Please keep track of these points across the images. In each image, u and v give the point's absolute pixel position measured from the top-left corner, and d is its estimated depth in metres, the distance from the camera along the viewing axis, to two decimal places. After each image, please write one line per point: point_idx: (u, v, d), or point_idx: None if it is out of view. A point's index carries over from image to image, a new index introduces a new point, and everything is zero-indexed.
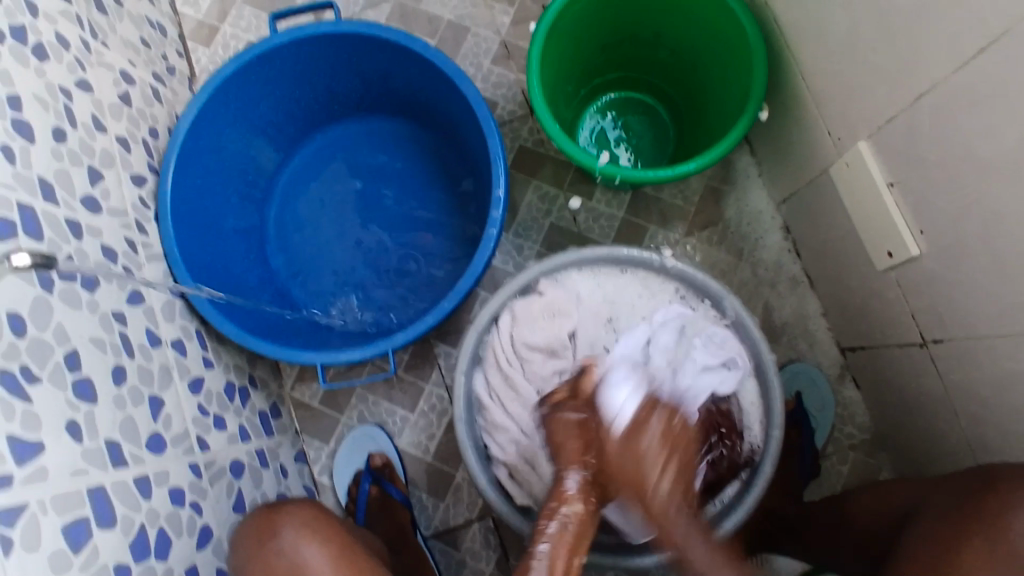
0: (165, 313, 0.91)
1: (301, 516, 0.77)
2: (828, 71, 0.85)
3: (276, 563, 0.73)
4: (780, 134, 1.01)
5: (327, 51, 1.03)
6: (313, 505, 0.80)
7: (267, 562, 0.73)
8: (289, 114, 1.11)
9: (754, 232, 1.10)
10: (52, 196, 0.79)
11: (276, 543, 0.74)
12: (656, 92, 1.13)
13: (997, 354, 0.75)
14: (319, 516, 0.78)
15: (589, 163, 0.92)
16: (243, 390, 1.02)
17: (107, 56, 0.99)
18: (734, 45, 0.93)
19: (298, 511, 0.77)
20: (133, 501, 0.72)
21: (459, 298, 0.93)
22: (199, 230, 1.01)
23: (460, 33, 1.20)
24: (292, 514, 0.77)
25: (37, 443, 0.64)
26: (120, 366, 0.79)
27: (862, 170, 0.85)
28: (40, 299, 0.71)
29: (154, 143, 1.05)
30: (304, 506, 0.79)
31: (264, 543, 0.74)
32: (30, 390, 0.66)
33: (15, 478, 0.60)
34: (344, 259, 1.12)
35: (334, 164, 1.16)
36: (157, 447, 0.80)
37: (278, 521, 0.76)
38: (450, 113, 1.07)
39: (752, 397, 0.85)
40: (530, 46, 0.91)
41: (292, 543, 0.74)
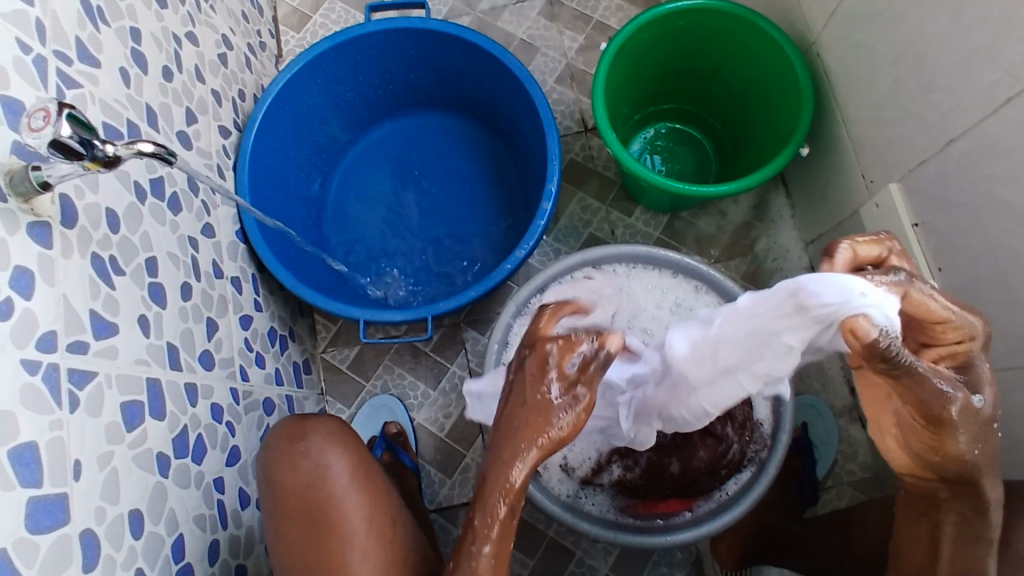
0: (229, 250, 0.99)
1: (328, 427, 0.81)
2: (866, 117, 0.93)
3: (302, 463, 0.77)
4: (816, 174, 1.08)
5: (411, 44, 1.13)
6: (338, 419, 0.84)
7: (296, 463, 0.77)
8: (365, 98, 1.20)
9: (781, 268, 1.16)
10: (154, 122, 0.87)
11: (303, 446, 0.78)
12: (703, 125, 1.21)
13: (1000, 388, 0.79)
14: (343, 429, 0.82)
15: (639, 172, 0.99)
16: (283, 338, 1.08)
17: (214, 19, 1.09)
18: (783, 84, 1.01)
19: (326, 423, 0.82)
20: (180, 403, 0.79)
21: (500, 278, 1.00)
22: (269, 186, 1.09)
23: (530, 51, 1.30)
24: (321, 423, 0.81)
25: (113, 325, 0.71)
26: (187, 284, 0.86)
27: (891, 212, 0.91)
28: (133, 206, 0.79)
29: (241, 103, 1.14)
30: (330, 420, 0.83)
31: (294, 444, 0.78)
32: (115, 280, 0.73)
33: (90, 347, 0.67)
34: (391, 237, 1.20)
35: (396, 151, 1.25)
36: (207, 363, 0.86)
37: (306, 429, 0.80)
38: (512, 113, 1.15)
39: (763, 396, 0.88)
40: (599, 63, 1.00)
41: (317, 447, 0.78)
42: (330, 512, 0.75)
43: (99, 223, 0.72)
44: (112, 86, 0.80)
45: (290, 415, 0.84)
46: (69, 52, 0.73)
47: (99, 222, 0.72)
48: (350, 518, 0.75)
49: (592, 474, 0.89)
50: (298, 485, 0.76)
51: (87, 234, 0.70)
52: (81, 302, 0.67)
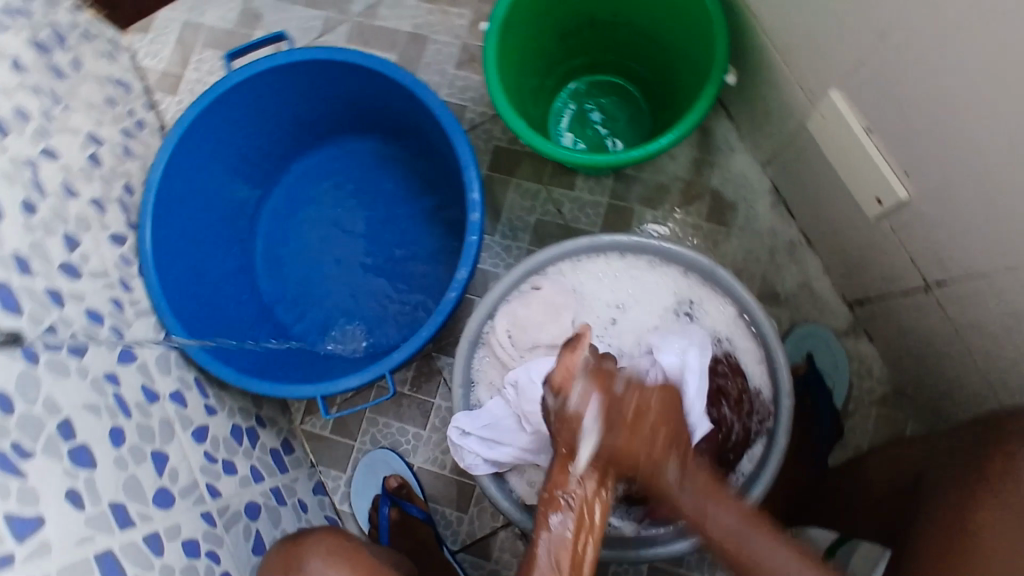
0: (160, 365, 0.92)
1: (323, 545, 0.77)
2: (784, 25, 0.82)
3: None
4: (753, 93, 0.98)
5: (286, 82, 1.02)
6: (335, 532, 0.80)
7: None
8: (261, 150, 1.11)
9: (743, 199, 1.07)
10: (27, 268, 0.79)
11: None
12: (622, 70, 1.10)
13: (1001, 290, 0.72)
14: (340, 544, 0.78)
15: (558, 154, 0.89)
16: (251, 430, 1.02)
17: (72, 120, 1.00)
18: (688, 10, 0.90)
19: (320, 540, 0.78)
20: (144, 560, 0.73)
21: (448, 309, 0.92)
22: (186, 279, 1.01)
23: (420, 42, 1.18)
24: (315, 543, 0.77)
25: (38, 517, 0.65)
26: (117, 427, 0.79)
27: (838, 121, 0.81)
28: (24, 373, 0.71)
29: (131, 199, 1.05)
30: (324, 534, 0.79)
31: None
32: (25, 466, 0.66)
33: (16, 557, 0.61)
34: (332, 288, 1.12)
35: (312, 194, 1.16)
36: (165, 502, 0.80)
37: (301, 555, 0.76)
38: (415, 123, 1.05)
39: (755, 360, 0.82)
40: (483, 47, 0.89)
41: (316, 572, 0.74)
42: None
43: None
44: None
45: (280, 540, 0.80)
46: None
47: None
48: None
49: None
50: None
51: None
52: None
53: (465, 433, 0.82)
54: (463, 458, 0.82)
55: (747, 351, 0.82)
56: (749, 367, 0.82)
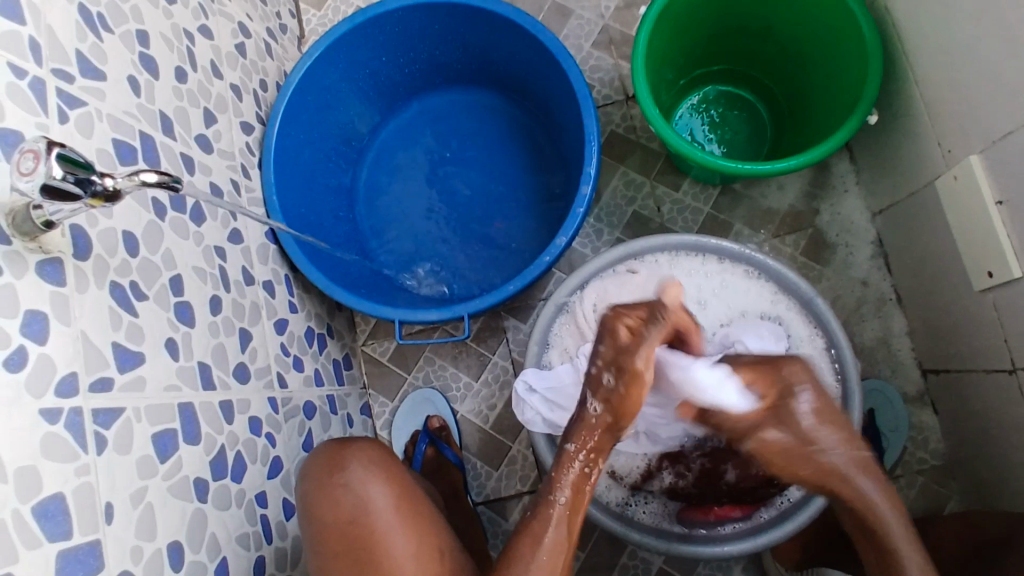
0: (259, 254, 0.96)
1: (370, 455, 0.78)
2: (942, 79, 0.82)
3: (343, 498, 0.74)
4: (886, 140, 0.98)
5: (435, 19, 1.05)
6: (378, 444, 0.81)
7: (337, 498, 0.74)
8: (392, 78, 1.14)
9: (844, 242, 1.07)
10: (170, 130, 0.84)
11: (343, 478, 0.75)
12: (756, 87, 1.11)
13: None
14: (384, 457, 0.79)
15: (684, 150, 0.91)
16: (321, 337, 1.06)
17: (229, 7, 1.04)
18: (846, 44, 0.90)
19: (367, 450, 0.79)
20: (216, 423, 0.77)
21: (538, 271, 0.94)
22: (297, 181, 1.05)
23: (565, 15, 1.20)
24: (362, 452, 0.78)
25: (138, 354, 0.69)
26: (216, 297, 0.84)
27: (973, 185, 0.81)
28: (152, 224, 0.76)
29: (263, 94, 1.10)
30: (371, 445, 0.80)
31: (333, 476, 0.76)
32: (138, 306, 0.71)
33: (115, 383, 0.65)
34: (424, 225, 1.15)
35: (427, 133, 1.19)
36: (242, 377, 0.84)
37: (348, 460, 0.77)
38: (545, 89, 1.07)
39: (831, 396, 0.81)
40: (638, 30, 0.91)
41: (359, 478, 0.76)
42: (375, 551, 0.72)
43: (116, 248, 0.70)
44: (120, 98, 0.76)
45: (328, 441, 0.81)
46: (70, 68, 0.69)
47: (116, 247, 0.70)
48: (394, 550, 0.72)
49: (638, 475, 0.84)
50: (341, 520, 0.74)
51: (104, 263, 0.67)
52: (102, 336, 0.65)
53: (531, 389, 0.84)
54: (523, 412, 0.85)
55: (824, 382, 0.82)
56: None
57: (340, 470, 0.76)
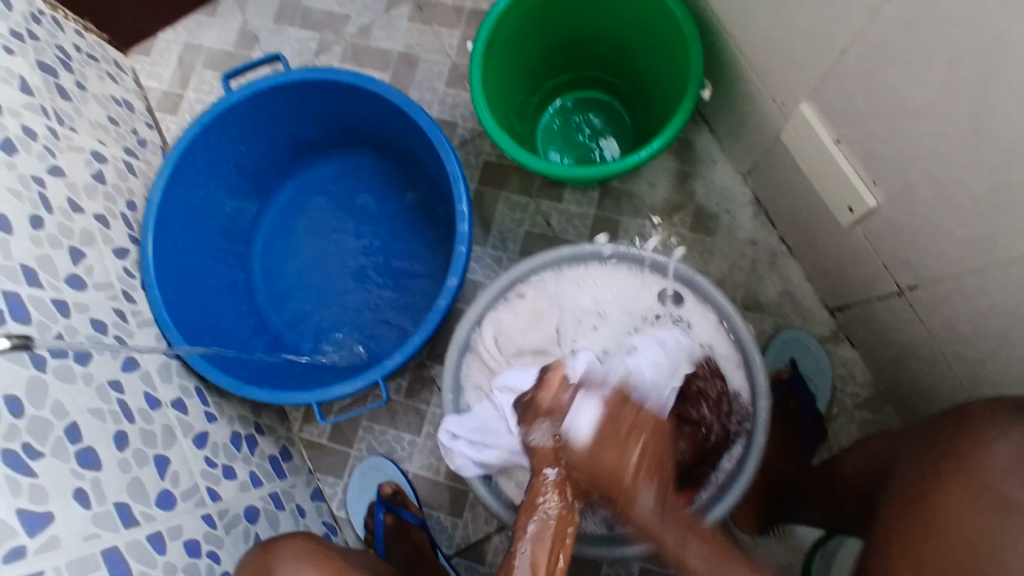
0: (161, 374, 0.95)
1: (294, 550, 0.81)
2: (756, 43, 0.86)
3: None
4: (731, 107, 1.02)
5: (281, 101, 1.06)
6: (305, 538, 0.84)
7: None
8: (258, 166, 1.15)
9: (726, 210, 1.11)
10: (36, 280, 0.83)
11: None
12: (606, 86, 1.14)
13: (967, 291, 0.75)
14: (310, 549, 0.81)
15: (543, 168, 0.93)
16: (250, 438, 1.05)
17: (77, 140, 1.04)
18: (666, 31, 0.94)
19: (291, 546, 0.81)
20: (148, 558, 0.76)
21: (438, 317, 0.95)
22: (186, 291, 1.05)
23: (413, 62, 1.23)
24: (285, 550, 0.80)
25: (48, 513, 0.69)
26: (121, 432, 0.82)
27: (810, 132, 0.85)
28: (34, 379, 0.75)
29: (133, 215, 1.09)
30: (294, 540, 0.82)
31: None
32: (35, 466, 0.70)
33: (29, 548, 0.65)
34: (328, 299, 1.15)
35: (308, 209, 1.20)
36: (167, 503, 0.83)
37: (272, 561, 0.79)
38: (408, 139, 1.09)
39: (734, 363, 0.85)
40: (470, 67, 0.93)
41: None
42: None
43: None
44: None
45: (252, 547, 0.83)
46: None
47: None
48: None
49: None
50: None
51: None
52: (4, 506, 0.65)
53: (455, 436, 0.85)
54: (453, 460, 0.84)
55: (725, 353, 0.85)
56: (729, 372, 0.85)
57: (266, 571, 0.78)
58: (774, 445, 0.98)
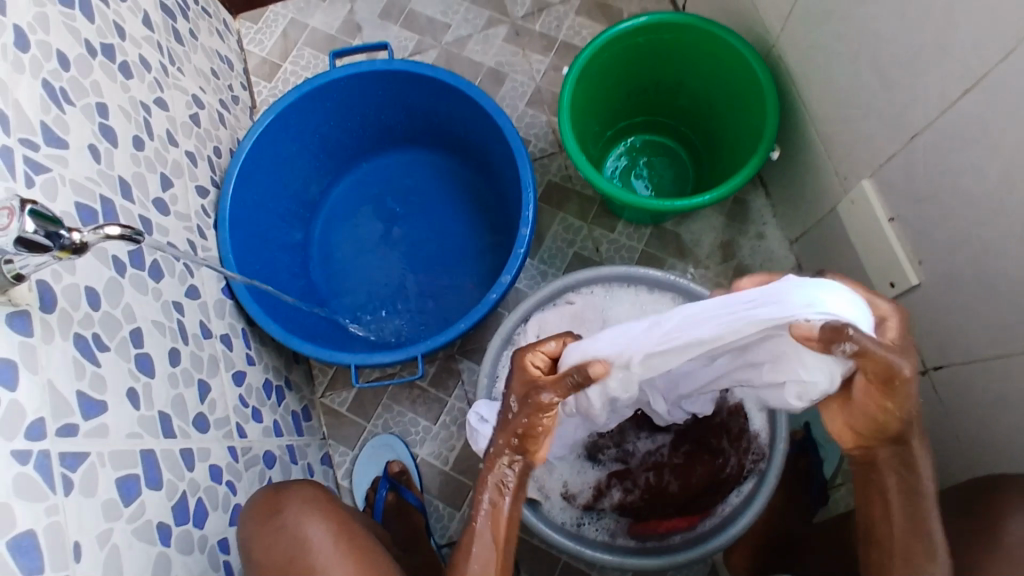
0: (216, 309, 1.00)
1: (302, 496, 0.81)
2: (830, 117, 0.93)
3: (278, 538, 0.76)
4: (791, 174, 1.08)
5: (377, 85, 1.14)
6: (316, 487, 0.84)
7: (272, 537, 0.77)
8: (341, 141, 1.22)
9: (767, 270, 1.17)
10: (129, 194, 0.89)
11: (279, 519, 0.78)
12: (677, 134, 1.21)
13: (991, 377, 0.79)
14: (319, 497, 0.81)
15: (612, 192, 0.99)
16: (279, 389, 1.09)
17: (183, 81, 1.11)
18: (747, 91, 1.01)
19: (299, 491, 0.82)
20: (177, 470, 0.79)
21: (486, 309, 1.00)
22: (252, 240, 1.10)
23: (499, 78, 1.31)
24: (295, 495, 0.81)
25: (101, 403, 0.72)
26: (175, 349, 0.87)
27: (866, 206, 0.91)
28: (112, 280, 0.79)
29: (217, 160, 1.15)
30: (306, 488, 0.83)
31: (269, 519, 0.78)
32: (100, 357, 0.74)
33: (81, 430, 0.68)
34: (377, 276, 1.21)
35: (376, 191, 1.26)
36: (202, 427, 0.86)
37: (281, 503, 0.79)
38: (485, 144, 1.16)
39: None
40: (563, 88, 1.00)
41: (294, 518, 0.78)
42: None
43: (79, 302, 0.73)
44: (83, 165, 0.81)
45: (262, 490, 0.83)
46: (36, 138, 0.74)
47: (78, 301, 0.73)
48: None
49: (590, 497, 0.90)
50: (279, 559, 0.75)
51: (68, 316, 0.71)
52: (67, 385, 0.68)
53: (482, 419, 0.88)
54: (477, 441, 0.88)
55: None
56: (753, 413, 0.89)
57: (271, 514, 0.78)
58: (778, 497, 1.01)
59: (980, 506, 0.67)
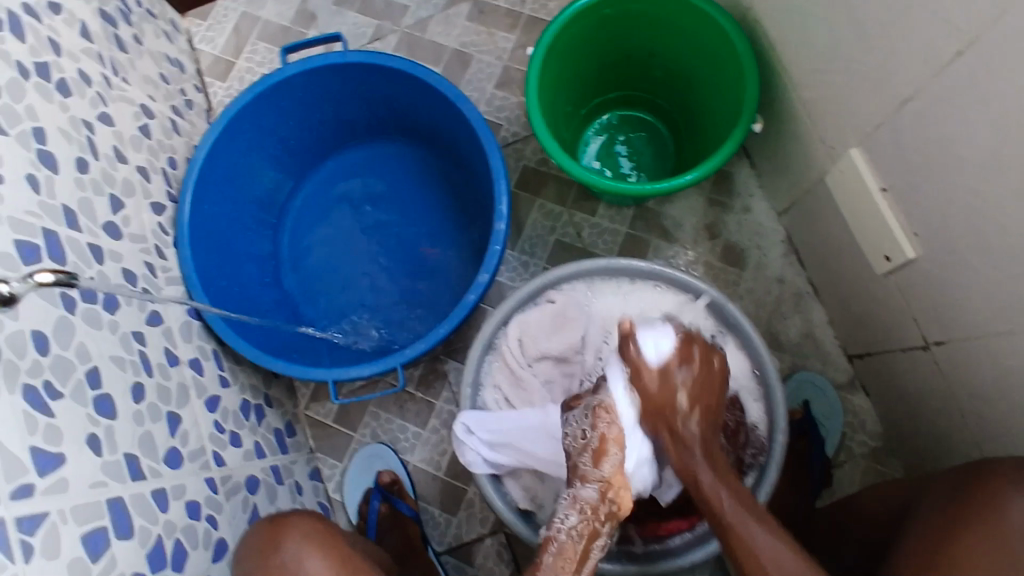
0: (182, 333, 0.95)
1: (303, 529, 0.77)
2: (812, 84, 0.88)
3: None
4: (776, 144, 1.03)
5: (334, 80, 1.07)
6: (318, 517, 0.80)
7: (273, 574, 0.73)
8: (302, 141, 1.16)
9: (756, 245, 1.12)
10: (75, 222, 0.83)
11: (279, 557, 0.74)
12: (654, 108, 1.15)
13: (996, 353, 0.75)
14: (319, 529, 0.78)
15: (588, 179, 0.94)
16: (258, 408, 1.05)
17: (129, 91, 1.04)
18: (725, 60, 0.95)
19: (303, 522, 0.78)
20: (149, 514, 0.75)
21: (464, 312, 0.95)
22: (215, 254, 1.05)
23: (464, 61, 1.24)
24: (295, 527, 0.77)
25: (59, 455, 0.67)
26: (138, 383, 0.82)
27: (856, 178, 0.86)
28: (63, 319, 0.74)
29: (173, 172, 1.10)
30: (306, 519, 0.79)
31: (267, 557, 0.74)
32: (54, 406, 0.69)
33: (37, 488, 0.63)
34: (352, 280, 1.16)
35: (344, 189, 1.20)
36: (174, 461, 0.83)
37: (280, 537, 0.76)
38: (453, 134, 1.10)
39: (755, 398, 0.85)
40: (529, 71, 0.94)
41: (294, 556, 0.74)
42: None
43: (26, 349, 0.68)
44: (20, 198, 0.75)
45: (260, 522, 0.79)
46: None
47: (25, 348, 0.68)
48: None
49: None
50: None
51: (16, 367, 0.66)
52: (17, 442, 0.63)
53: (469, 431, 0.85)
54: (465, 454, 0.85)
55: (748, 386, 0.85)
56: (749, 405, 0.85)
57: (269, 551, 0.74)
58: (779, 483, 0.98)
59: (976, 492, 0.63)
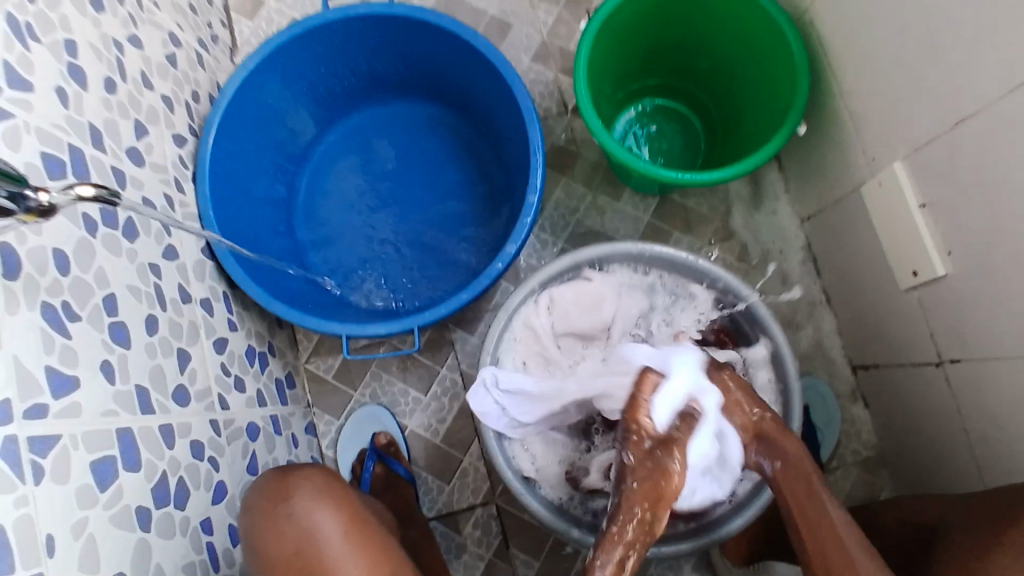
0: (195, 270, 0.92)
1: (315, 482, 0.75)
2: (863, 93, 0.88)
3: (287, 528, 0.71)
4: (813, 149, 1.03)
5: (376, 31, 1.04)
6: (326, 471, 0.78)
7: (280, 531, 0.71)
8: (331, 90, 1.13)
9: (777, 248, 1.13)
10: (100, 143, 0.79)
11: (287, 508, 0.72)
12: (691, 101, 1.15)
13: (1015, 376, 0.76)
14: (330, 482, 0.76)
15: (626, 161, 0.92)
16: (262, 356, 1.03)
17: (159, 16, 1.00)
18: (776, 58, 0.95)
19: (310, 477, 0.75)
20: (157, 449, 0.73)
21: (485, 284, 0.94)
22: (233, 195, 1.02)
23: (504, 29, 1.22)
24: (306, 479, 0.75)
25: (73, 379, 0.65)
26: (152, 317, 0.79)
27: (895, 191, 0.86)
28: (82, 241, 0.71)
29: (195, 106, 1.06)
30: (317, 471, 0.77)
31: (276, 506, 0.72)
32: (70, 328, 0.66)
33: (49, 410, 0.61)
34: (367, 239, 1.14)
35: (366, 146, 1.18)
36: (182, 400, 0.80)
37: (289, 489, 0.73)
38: (489, 100, 1.08)
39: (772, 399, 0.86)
40: (580, 44, 0.93)
41: (304, 507, 0.72)
42: None
43: (46, 267, 0.65)
44: (48, 109, 0.71)
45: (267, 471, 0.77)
46: None
47: (45, 266, 0.65)
48: None
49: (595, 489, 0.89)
50: (287, 550, 0.70)
51: (35, 283, 0.63)
52: (33, 360, 0.61)
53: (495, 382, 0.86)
54: (482, 404, 0.86)
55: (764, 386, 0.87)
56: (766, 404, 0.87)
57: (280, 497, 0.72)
58: None
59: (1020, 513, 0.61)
